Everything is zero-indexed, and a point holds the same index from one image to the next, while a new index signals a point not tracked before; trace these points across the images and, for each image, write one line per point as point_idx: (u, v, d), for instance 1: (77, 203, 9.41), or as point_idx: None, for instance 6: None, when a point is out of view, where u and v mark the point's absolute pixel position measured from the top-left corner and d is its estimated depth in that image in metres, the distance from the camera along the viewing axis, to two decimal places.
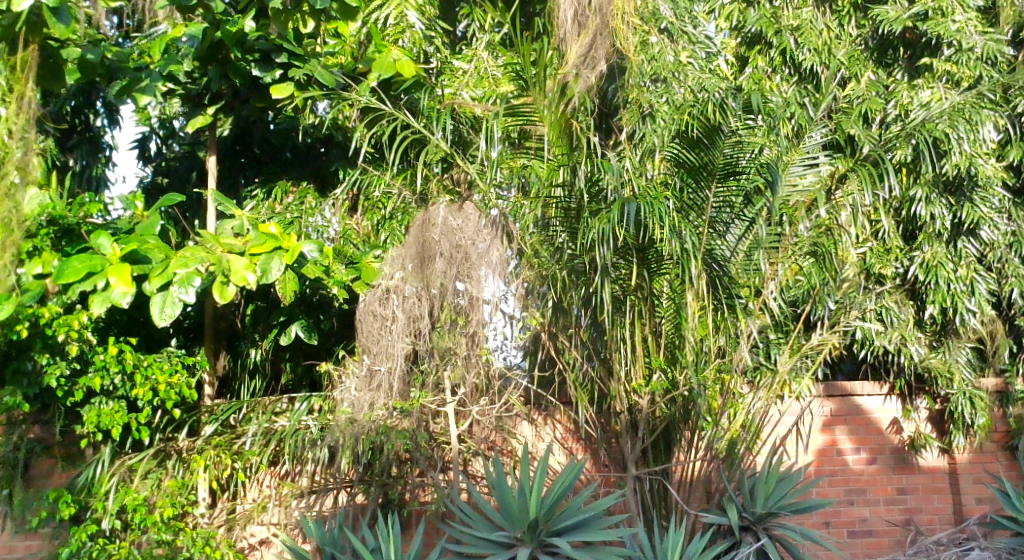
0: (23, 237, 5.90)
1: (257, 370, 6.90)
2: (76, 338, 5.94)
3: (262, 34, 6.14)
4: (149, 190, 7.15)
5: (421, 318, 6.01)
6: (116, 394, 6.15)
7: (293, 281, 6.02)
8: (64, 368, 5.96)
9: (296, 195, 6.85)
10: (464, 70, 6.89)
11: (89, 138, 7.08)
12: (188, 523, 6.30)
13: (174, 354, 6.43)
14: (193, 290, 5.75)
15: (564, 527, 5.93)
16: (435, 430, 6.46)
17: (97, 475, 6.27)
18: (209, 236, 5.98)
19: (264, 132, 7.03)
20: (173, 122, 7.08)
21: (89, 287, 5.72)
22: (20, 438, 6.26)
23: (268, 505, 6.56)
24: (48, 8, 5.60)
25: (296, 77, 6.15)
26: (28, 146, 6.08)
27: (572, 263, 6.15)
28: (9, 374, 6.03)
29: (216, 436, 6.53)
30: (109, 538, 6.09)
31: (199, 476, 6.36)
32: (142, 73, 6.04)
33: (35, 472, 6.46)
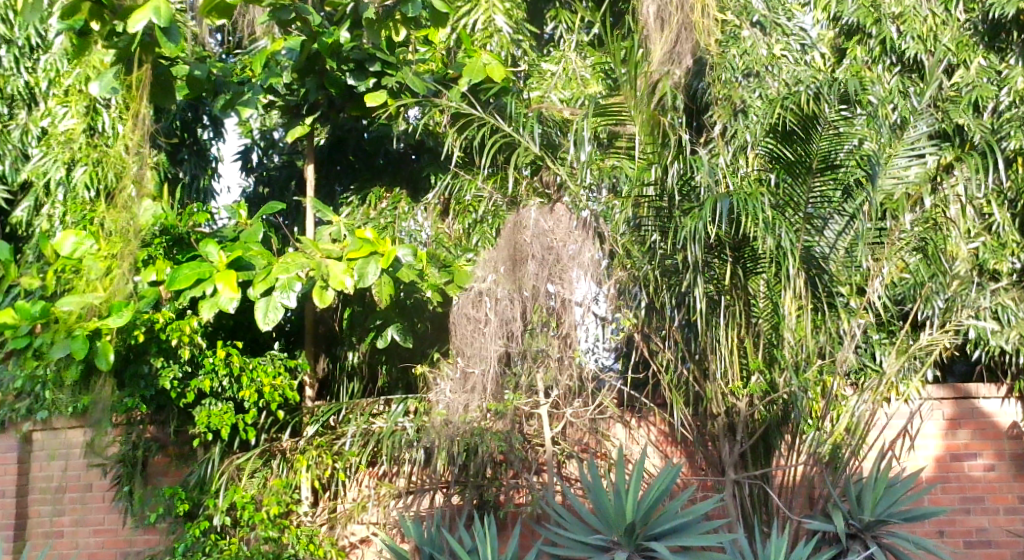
0: (139, 246, 6.30)
1: (356, 372, 7.09)
2: (187, 342, 6.26)
3: (356, 45, 6.40)
4: (252, 200, 7.47)
5: (514, 320, 6.08)
6: (224, 396, 6.42)
7: (388, 286, 6.16)
8: (176, 371, 6.28)
9: (389, 201, 6.96)
10: (553, 71, 7.00)
11: (196, 151, 7.38)
12: (292, 522, 6.53)
13: (277, 357, 6.66)
14: (294, 295, 6.01)
15: (660, 532, 5.88)
16: (529, 431, 6.45)
17: (208, 474, 6.57)
18: (308, 242, 6.20)
19: (358, 140, 7.25)
20: (274, 133, 7.46)
21: (198, 293, 6.06)
22: (138, 437, 6.66)
23: (367, 505, 6.61)
24: (159, 29, 5.84)
25: (390, 86, 6.41)
26: (143, 161, 6.52)
27: (664, 263, 6.21)
28: (128, 377, 6.42)
29: (317, 436, 6.70)
30: (220, 534, 6.42)
31: (302, 476, 6.56)
32: (245, 87, 6.37)
33: (152, 469, 6.86)
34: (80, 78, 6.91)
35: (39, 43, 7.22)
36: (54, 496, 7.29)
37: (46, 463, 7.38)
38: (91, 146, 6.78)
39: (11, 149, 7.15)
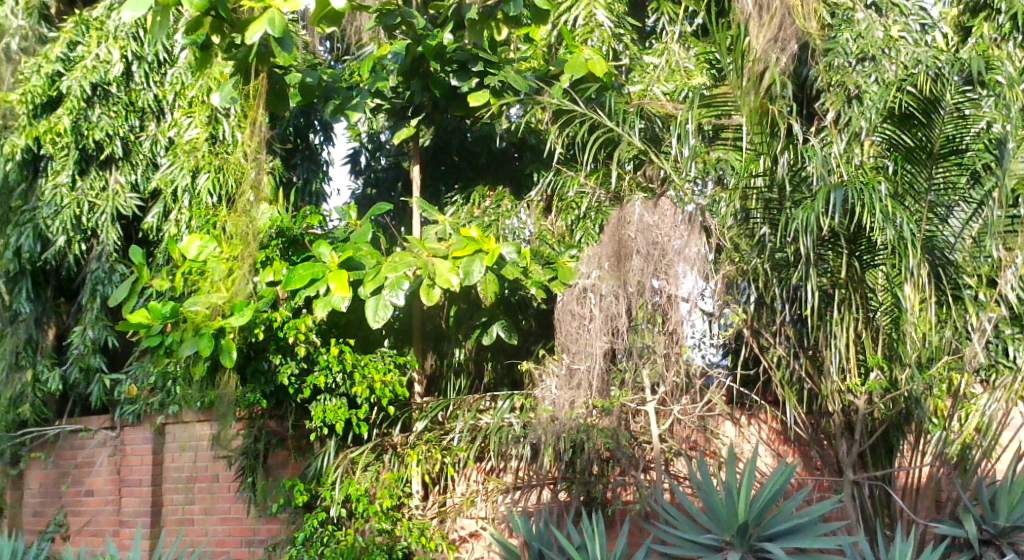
0: (257, 249, 6.58)
1: (462, 369, 7.18)
2: (303, 339, 6.46)
3: (459, 45, 6.53)
4: (360, 201, 7.74)
5: (619, 316, 6.03)
6: (338, 392, 6.62)
7: (493, 283, 6.25)
8: (293, 367, 6.50)
9: (493, 199, 7.13)
10: (655, 64, 7.00)
11: (309, 156, 7.72)
12: (404, 514, 6.74)
13: (387, 354, 6.82)
14: (402, 293, 6.12)
15: (775, 533, 5.68)
16: (635, 428, 6.34)
17: (324, 466, 6.79)
18: (415, 241, 6.29)
19: (462, 141, 7.41)
20: (381, 136, 7.62)
21: (312, 292, 6.27)
22: (260, 430, 6.98)
23: (476, 499, 6.73)
24: (273, 39, 6.05)
25: (492, 85, 6.48)
26: (260, 166, 6.86)
27: (774, 257, 6.11)
28: (250, 373, 6.77)
29: (426, 432, 6.83)
30: (337, 525, 6.65)
31: (412, 470, 6.69)
32: (355, 92, 6.57)
33: (273, 462, 7.12)
34: (203, 89, 7.45)
35: (167, 58, 8.06)
36: (185, 486, 7.86)
37: (177, 455, 7.97)
38: (213, 154, 7.25)
39: (143, 158, 8.06)
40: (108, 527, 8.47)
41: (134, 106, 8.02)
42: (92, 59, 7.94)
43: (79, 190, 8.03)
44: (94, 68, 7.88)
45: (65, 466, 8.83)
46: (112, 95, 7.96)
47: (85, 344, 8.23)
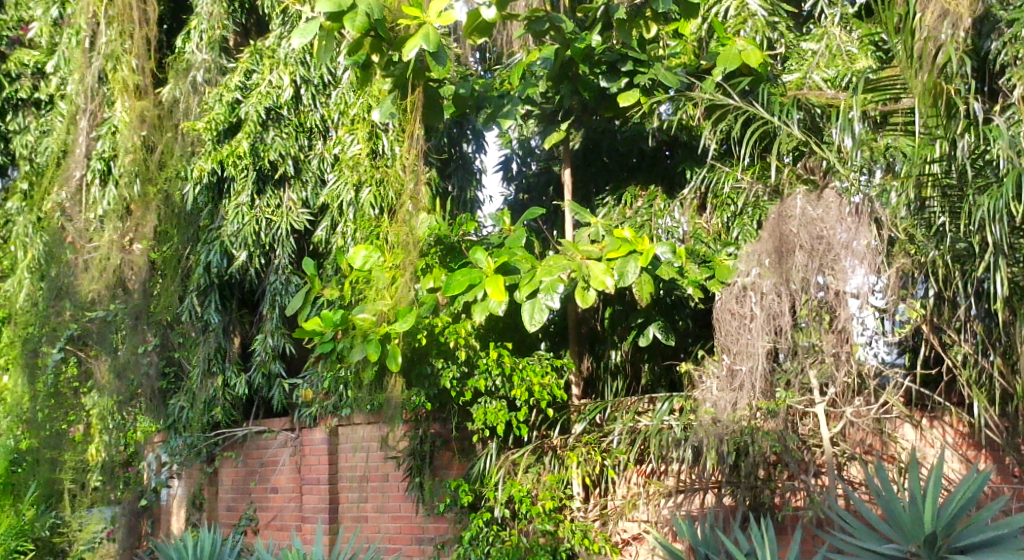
0: (418, 257, 6.83)
1: (619, 370, 7.17)
2: (463, 344, 6.61)
3: (607, 47, 6.60)
4: (514, 206, 8.04)
5: (782, 315, 5.83)
6: (498, 394, 6.75)
7: (648, 283, 6.18)
8: (454, 370, 6.65)
9: (645, 199, 7.09)
10: (814, 51, 6.82)
11: (463, 165, 7.97)
12: (566, 516, 6.76)
13: (544, 357, 6.89)
14: (557, 296, 6.10)
15: (968, 545, 5.17)
16: (804, 431, 6.13)
17: (487, 467, 6.92)
18: (569, 244, 6.30)
19: (612, 140, 7.36)
20: (531, 141, 7.77)
21: (471, 298, 6.38)
22: (425, 433, 7.28)
23: (638, 503, 6.63)
24: (427, 54, 6.22)
25: (642, 83, 6.47)
26: (417, 177, 7.15)
27: (955, 248, 5.71)
28: (414, 377, 6.93)
29: (585, 434, 6.85)
30: (501, 525, 6.80)
31: (573, 472, 6.74)
32: (505, 99, 6.75)
33: (439, 462, 7.37)
34: (365, 107, 7.93)
35: (331, 80, 8.64)
36: (359, 484, 8.36)
37: (351, 455, 8.47)
38: (374, 168, 7.79)
39: (311, 175, 8.71)
40: (292, 522, 9.01)
41: (303, 126, 8.70)
42: (265, 85, 8.69)
43: (258, 208, 8.75)
44: (268, 95, 8.62)
45: (253, 465, 9.44)
46: (284, 118, 8.67)
47: (266, 351, 8.96)
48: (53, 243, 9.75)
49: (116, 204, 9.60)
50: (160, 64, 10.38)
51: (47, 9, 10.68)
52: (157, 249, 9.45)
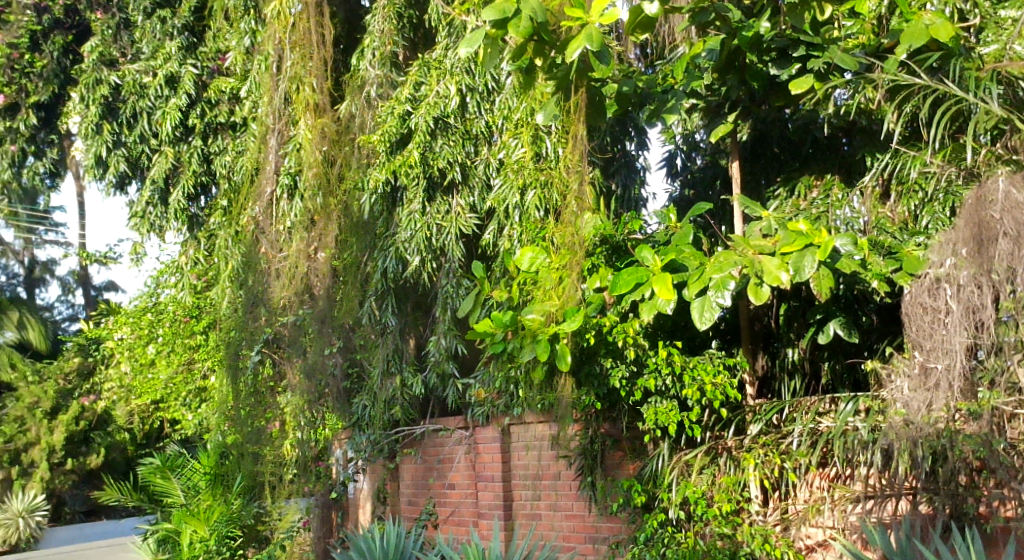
0: (583, 257, 6.83)
1: (797, 369, 6.94)
2: (632, 343, 6.61)
3: (777, 33, 6.38)
4: (679, 203, 7.86)
5: (982, 308, 5.37)
6: (669, 394, 6.67)
7: (828, 277, 5.87)
8: (624, 370, 6.65)
9: (820, 189, 6.88)
10: (1013, 19, 6.33)
11: (627, 163, 7.93)
12: (744, 520, 6.56)
13: (715, 356, 6.76)
14: (729, 293, 5.89)
15: None
16: (1013, 436, 5.58)
17: (660, 468, 6.89)
18: (740, 239, 6.08)
19: (782, 131, 7.16)
20: (695, 135, 7.70)
21: (638, 297, 6.25)
22: (595, 432, 7.37)
23: (823, 508, 6.34)
24: (590, 54, 6.23)
25: (817, 68, 6.17)
26: (582, 178, 7.06)
27: None
28: (583, 377, 6.96)
29: (762, 435, 6.66)
30: (676, 527, 6.72)
31: (750, 474, 6.52)
32: (670, 94, 6.65)
33: (610, 463, 7.40)
34: (526, 110, 8.07)
35: (495, 86, 8.83)
36: (532, 482, 8.49)
37: (522, 453, 8.61)
38: (538, 171, 8.01)
39: (479, 181, 8.92)
40: (469, 518, 9.21)
41: (469, 134, 8.94)
42: (434, 96, 8.93)
43: (428, 214, 9.02)
44: (436, 104, 8.85)
45: (431, 461, 9.80)
46: (451, 127, 8.92)
47: (440, 352, 9.19)
48: (251, 253, 10.31)
49: (302, 215, 9.99)
50: (337, 82, 10.94)
51: (241, 39, 11.37)
52: (338, 256, 9.89)
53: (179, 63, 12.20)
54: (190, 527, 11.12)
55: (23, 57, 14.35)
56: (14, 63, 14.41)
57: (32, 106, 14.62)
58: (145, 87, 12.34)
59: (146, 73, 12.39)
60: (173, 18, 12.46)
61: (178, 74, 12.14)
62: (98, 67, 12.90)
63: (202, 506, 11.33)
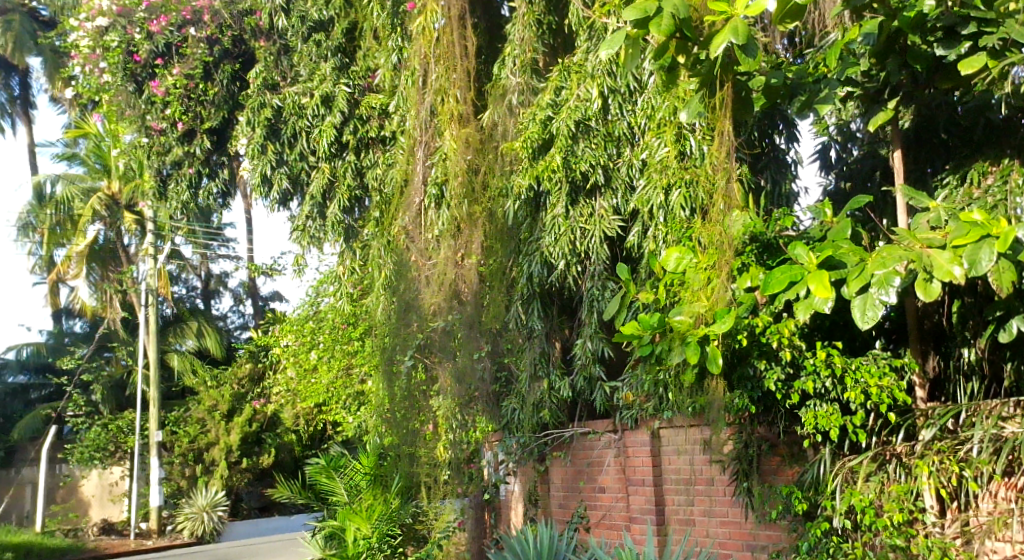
0: (733, 256, 6.63)
1: (974, 371, 6.48)
2: (787, 344, 6.44)
3: (944, 10, 6.01)
4: (835, 195, 7.71)
5: None
6: (829, 397, 6.47)
7: (1009, 270, 5.46)
8: (779, 373, 6.51)
9: (996, 175, 6.41)
10: None
11: (776, 158, 7.74)
12: (918, 531, 6.18)
13: (881, 357, 6.40)
14: (893, 290, 5.57)
15: None
16: None
17: (822, 474, 6.66)
18: (905, 233, 5.78)
19: (950, 115, 6.91)
20: (851, 125, 7.48)
21: (792, 295, 6.01)
22: (749, 436, 7.24)
23: (1010, 521, 5.86)
24: (736, 47, 6.08)
25: (990, 45, 5.79)
26: (729, 175, 6.93)
27: None
28: (736, 379, 6.84)
29: (936, 442, 6.19)
30: (843, 536, 6.49)
31: (924, 483, 6.08)
32: (822, 84, 6.44)
33: (767, 467, 7.31)
34: (670, 109, 7.98)
35: (637, 87, 8.75)
36: (685, 487, 8.33)
37: (674, 457, 8.51)
38: (682, 170, 7.85)
39: (621, 183, 8.82)
40: (621, 522, 9.13)
41: (611, 136, 8.86)
42: (574, 100, 8.92)
43: (572, 218, 8.97)
44: (576, 108, 8.84)
45: (580, 465, 9.90)
46: (593, 129, 8.87)
47: (586, 355, 9.25)
48: (401, 264, 10.29)
49: (449, 223, 9.86)
50: (480, 91, 11.05)
51: (388, 56, 11.58)
52: (484, 262, 9.78)
53: (333, 83, 12.59)
54: (353, 524, 11.54)
55: (197, 86, 14.75)
56: (190, 93, 14.76)
57: (206, 131, 14.87)
58: (303, 107, 12.87)
59: (305, 95, 12.92)
60: (326, 41, 12.90)
61: (332, 93, 12.54)
62: (262, 91, 13.46)
63: (363, 505, 11.66)
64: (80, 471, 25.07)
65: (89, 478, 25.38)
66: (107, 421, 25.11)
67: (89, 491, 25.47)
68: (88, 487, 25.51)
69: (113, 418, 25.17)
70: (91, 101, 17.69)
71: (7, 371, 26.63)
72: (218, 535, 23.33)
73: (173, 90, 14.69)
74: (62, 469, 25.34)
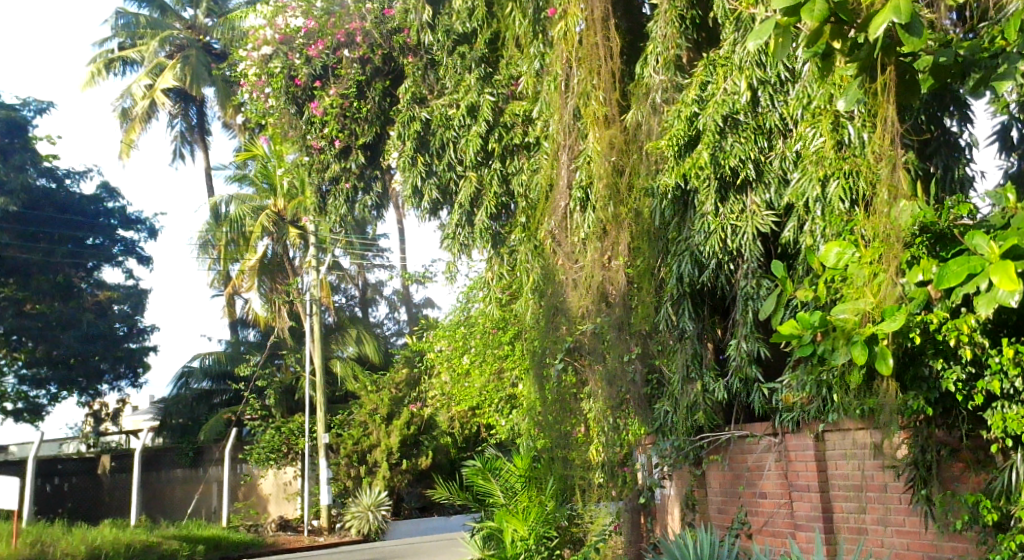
0: (902, 248, 6.26)
1: None
2: (967, 342, 5.97)
3: None
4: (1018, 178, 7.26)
5: None
6: (1018, 398, 5.98)
7: None
8: (959, 372, 6.14)
9: None
10: None
11: (948, 142, 7.26)
12: None
13: None
14: None
15: None
16: None
17: (1014, 482, 6.15)
18: None
19: None
20: None
21: (972, 289, 5.60)
22: (926, 440, 6.87)
23: None
24: (898, 27, 5.69)
25: None
26: (894, 164, 6.61)
27: None
28: (910, 379, 6.58)
29: None
30: None
31: None
32: (1000, 60, 5.91)
33: (949, 475, 6.88)
34: (825, 97, 7.61)
35: (789, 76, 8.37)
36: (855, 494, 7.91)
37: (842, 462, 8.11)
38: (840, 160, 7.48)
39: (774, 176, 8.47)
40: (785, 529, 8.76)
41: (762, 129, 8.50)
42: (722, 94, 8.63)
43: (722, 215, 8.74)
44: (724, 102, 8.54)
45: (739, 469, 9.58)
46: (741, 124, 8.53)
47: (741, 356, 8.94)
48: (549, 267, 10.47)
49: (595, 226, 9.88)
50: (625, 91, 10.88)
51: (531, 62, 11.59)
52: (631, 263, 9.65)
53: (478, 93, 12.66)
54: (511, 526, 11.49)
55: (351, 105, 14.99)
56: (345, 111, 15.00)
57: (362, 147, 15.15)
58: (450, 118, 12.97)
59: (451, 106, 13.08)
60: (471, 52, 12.99)
61: (478, 103, 12.60)
62: (411, 106, 13.66)
63: (520, 507, 11.59)
64: (259, 469, 26.26)
65: (266, 477, 26.34)
66: (281, 423, 25.90)
67: (267, 489, 26.39)
68: (267, 486, 26.43)
69: (286, 420, 25.98)
70: (263, 124, 17.03)
71: (193, 379, 27.97)
72: (384, 533, 23.84)
73: (328, 110, 15.00)
74: (243, 469, 26.21)
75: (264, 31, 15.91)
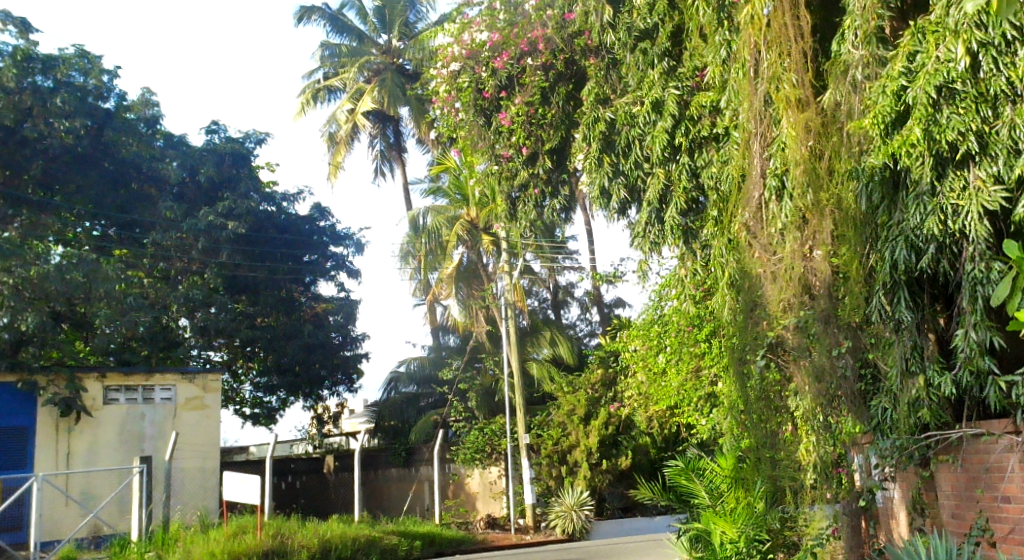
0: None
1: None
2: None
3: None
4: None
5: None
6: None
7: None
8: None
9: None
10: None
11: None
12: None
13: None
14: None
15: None
16: None
17: None
18: None
19: None
20: None
21: None
22: None
23: None
24: None
25: None
26: None
27: None
28: None
29: None
30: None
31: None
32: None
33: None
34: None
35: (1016, 36, 7.57)
36: None
37: None
38: None
39: (1003, 147, 7.58)
40: None
41: (984, 97, 7.71)
42: (933, 62, 7.87)
43: (940, 194, 7.92)
44: (937, 72, 7.80)
45: (975, 471, 8.70)
46: (959, 93, 7.75)
47: (971, 346, 7.94)
48: (745, 260, 9.93)
49: (793, 215, 9.38)
50: (819, 72, 10.22)
51: (717, 50, 11.02)
52: (836, 250, 9.13)
53: (663, 88, 12.20)
54: (718, 527, 10.82)
55: (537, 111, 14.89)
56: (530, 118, 14.93)
57: (549, 152, 15.01)
58: (635, 116, 12.59)
59: (635, 104, 12.69)
60: (653, 48, 12.59)
61: (662, 98, 12.15)
62: (594, 106, 13.34)
63: (727, 508, 10.98)
64: (466, 469, 26.79)
65: (473, 476, 26.74)
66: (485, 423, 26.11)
67: (476, 487, 26.75)
68: (475, 484, 26.88)
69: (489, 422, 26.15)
70: (453, 137, 16.80)
71: (400, 383, 29.06)
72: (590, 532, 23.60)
73: (514, 119, 14.97)
74: (452, 467, 26.97)
75: (451, 47, 15.88)
